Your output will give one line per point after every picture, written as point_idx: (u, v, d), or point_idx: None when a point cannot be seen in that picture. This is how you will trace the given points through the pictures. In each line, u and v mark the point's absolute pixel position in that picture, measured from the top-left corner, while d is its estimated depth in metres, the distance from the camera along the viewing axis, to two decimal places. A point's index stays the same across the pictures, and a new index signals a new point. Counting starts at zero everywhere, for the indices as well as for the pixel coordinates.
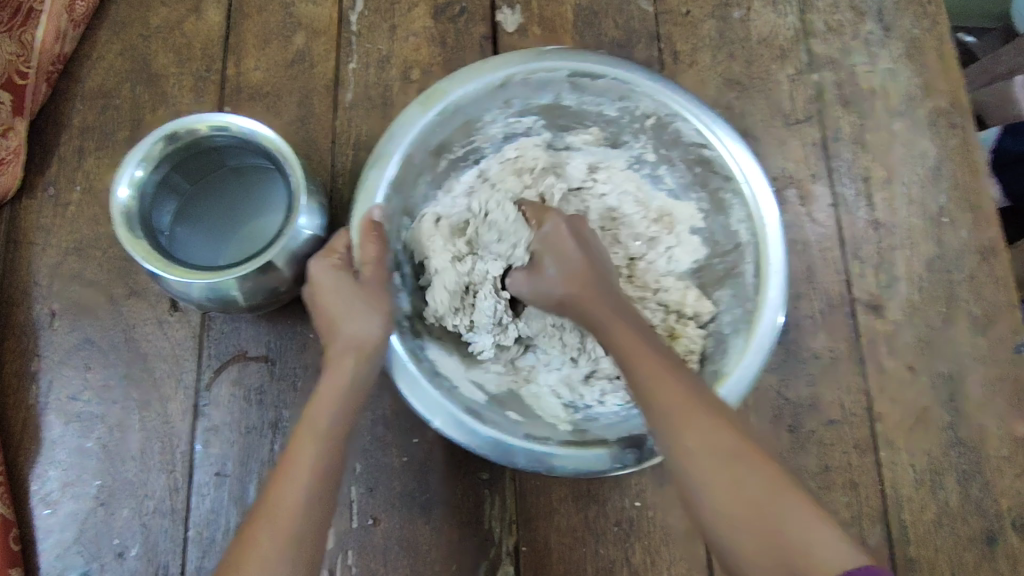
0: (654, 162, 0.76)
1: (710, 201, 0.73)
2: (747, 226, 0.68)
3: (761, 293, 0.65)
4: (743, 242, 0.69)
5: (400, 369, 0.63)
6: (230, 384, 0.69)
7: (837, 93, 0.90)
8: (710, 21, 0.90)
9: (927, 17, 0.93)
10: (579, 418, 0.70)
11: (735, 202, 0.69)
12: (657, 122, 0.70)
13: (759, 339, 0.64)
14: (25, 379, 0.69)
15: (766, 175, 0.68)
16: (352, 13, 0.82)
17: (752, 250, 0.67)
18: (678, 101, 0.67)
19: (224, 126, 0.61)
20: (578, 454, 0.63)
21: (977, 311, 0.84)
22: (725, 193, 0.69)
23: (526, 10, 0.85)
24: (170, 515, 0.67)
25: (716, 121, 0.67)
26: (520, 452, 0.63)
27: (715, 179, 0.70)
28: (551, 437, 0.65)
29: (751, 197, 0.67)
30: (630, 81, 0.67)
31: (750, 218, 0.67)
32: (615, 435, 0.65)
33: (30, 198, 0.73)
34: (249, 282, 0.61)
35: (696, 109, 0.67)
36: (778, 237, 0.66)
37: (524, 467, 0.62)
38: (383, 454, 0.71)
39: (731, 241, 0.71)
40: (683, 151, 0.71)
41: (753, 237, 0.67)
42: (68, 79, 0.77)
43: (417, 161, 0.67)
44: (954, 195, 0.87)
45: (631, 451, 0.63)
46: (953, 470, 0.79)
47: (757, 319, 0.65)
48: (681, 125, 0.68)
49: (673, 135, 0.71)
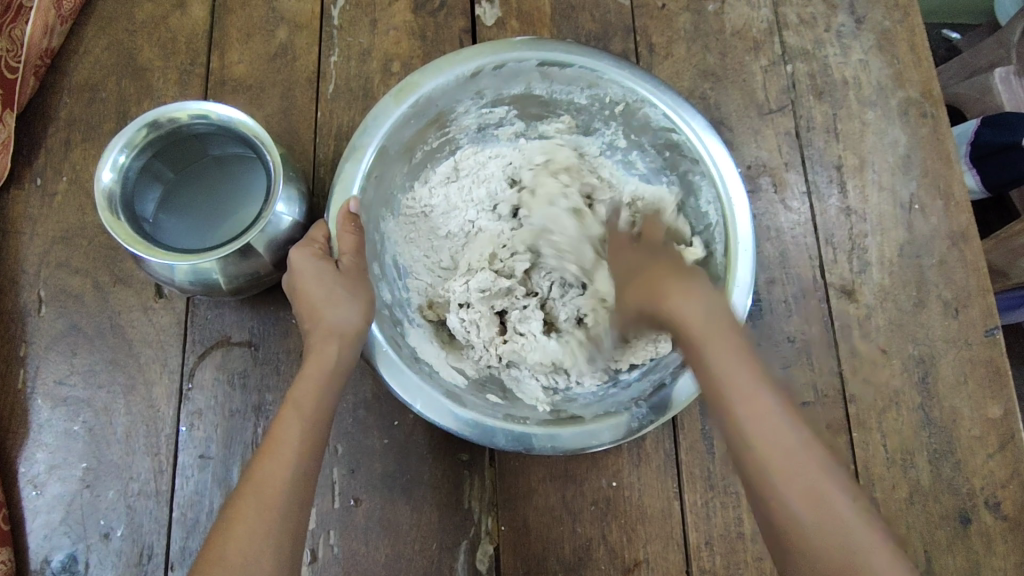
0: (626, 148, 0.78)
1: (680, 184, 0.75)
2: (716, 207, 0.71)
3: (732, 272, 0.68)
4: (712, 222, 0.72)
5: (381, 354, 0.64)
6: (214, 368, 0.71)
7: (810, 83, 0.92)
8: (685, 15, 0.92)
9: (898, 9, 0.95)
10: (558, 399, 0.71)
11: (704, 184, 0.71)
12: (626, 108, 0.73)
13: None
14: (13, 365, 0.71)
15: (733, 158, 0.70)
16: (334, 7, 0.84)
17: (722, 230, 0.70)
18: (645, 87, 0.70)
19: (204, 113, 0.63)
20: (557, 433, 0.65)
21: (949, 294, 0.85)
22: (694, 175, 0.72)
23: (504, 4, 0.87)
24: (155, 496, 0.68)
25: (682, 105, 0.70)
26: (500, 432, 0.64)
27: (684, 162, 0.73)
28: (530, 417, 0.67)
29: (719, 179, 0.69)
30: (597, 69, 0.70)
31: (719, 198, 0.70)
32: (592, 413, 0.67)
33: (18, 188, 0.75)
34: (230, 266, 0.62)
35: (663, 94, 0.70)
36: (747, 218, 0.69)
37: (505, 447, 0.64)
38: (365, 436, 0.73)
39: (702, 221, 0.74)
40: (653, 136, 0.74)
41: (721, 217, 0.70)
42: (55, 73, 0.79)
43: (392, 152, 0.69)
44: (924, 182, 0.88)
45: (608, 429, 0.65)
46: (925, 450, 0.81)
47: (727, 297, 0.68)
48: (649, 111, 0.71)
49: (642, 121, 0.73)
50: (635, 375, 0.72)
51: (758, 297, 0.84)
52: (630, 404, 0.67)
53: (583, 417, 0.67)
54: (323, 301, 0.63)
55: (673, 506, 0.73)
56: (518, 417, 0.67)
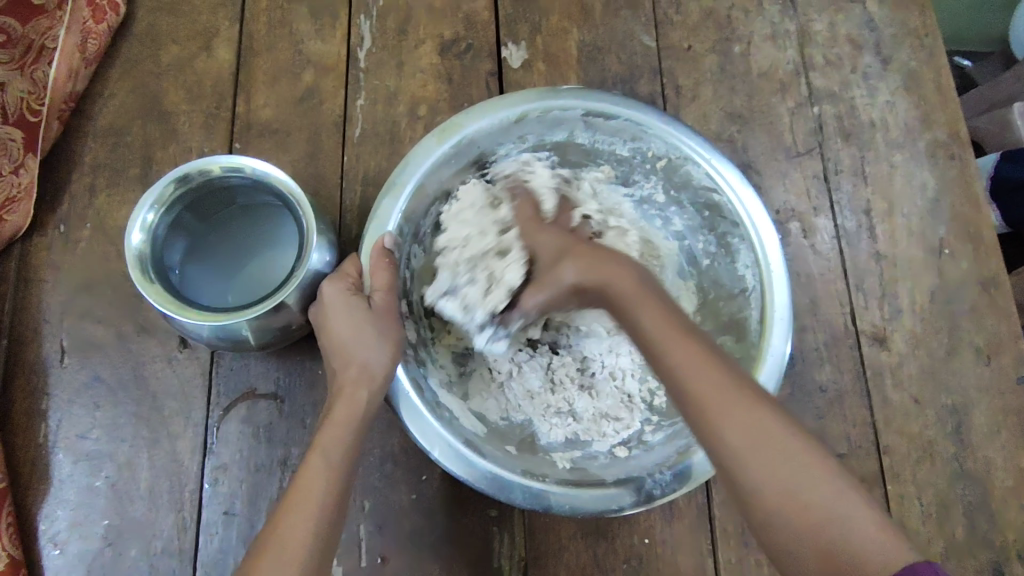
0: (663, 203, 0.77)
1: (717, 244, 0.74)
2: (754, 271, 0.69)
3: (766, 340, 0.66)
4: (749, 286, 0.70)
5: (402, 398, 0.63)
6: (239, 421, 0.70)
7: (837, 125, 0.91)
8: (712, 56, 0.92)
9: (923, 50, 0.94)
10: (579, 457, 0.69)
11: (742, 247, 0.70)
12: (668, 163, 0.72)
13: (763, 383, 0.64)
14: (34, 418, 0.69)
15: (773, 219, 0.69)
16: (360, 50, 0.83)
17: (758, 295, 0.68)
18: (690, 145, 0.69)
19: (237, 167, 0.62)
20: (577, 493, 0.63)
21: (979, 341, 0.84)
22: (733, 237, 0.71)
23: (531, 46, 0.87)
24: (179, 555, 0.66)
25: (725, 164, 0.68)
26: (519, 490, 0.63)
27: (723, 224, 0.72)
28: (550, 475, 0.65)
29: (758, 242, 0.68)
30: (643, 123, 0.69)
31: (758, 263, 0.68)
32: (612, 476, 0.65)
33: (41, 236, 0.74)
34: (260, 322, 0.61)
35: (707, 153, 0.69)
36: (787, 286, 0.67)
37: (522, 505, 0.62)
38: (391, 491, 0.71)
39: (740, 284, 0.72)
40: (692, 193, 0.73)
41: (759, 281, 0.68)
42: (79, 117, 0.78)
43: (429, 193, 0.69)
44: (953, 227, 0.88)
45: (629, 493, 0.63)
46: (959, 502, 0.79)
47: (762, 362, 0.65)
48: (691, 169, 0.70)
49: (683, 177, 0.72)
50: (659, 438, 0.69)
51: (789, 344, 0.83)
52: (653, 468, 0.65)
53: (605, 479, 0.65)
54: (354, 343, 0.62)
55: (706, 563, 0.71)
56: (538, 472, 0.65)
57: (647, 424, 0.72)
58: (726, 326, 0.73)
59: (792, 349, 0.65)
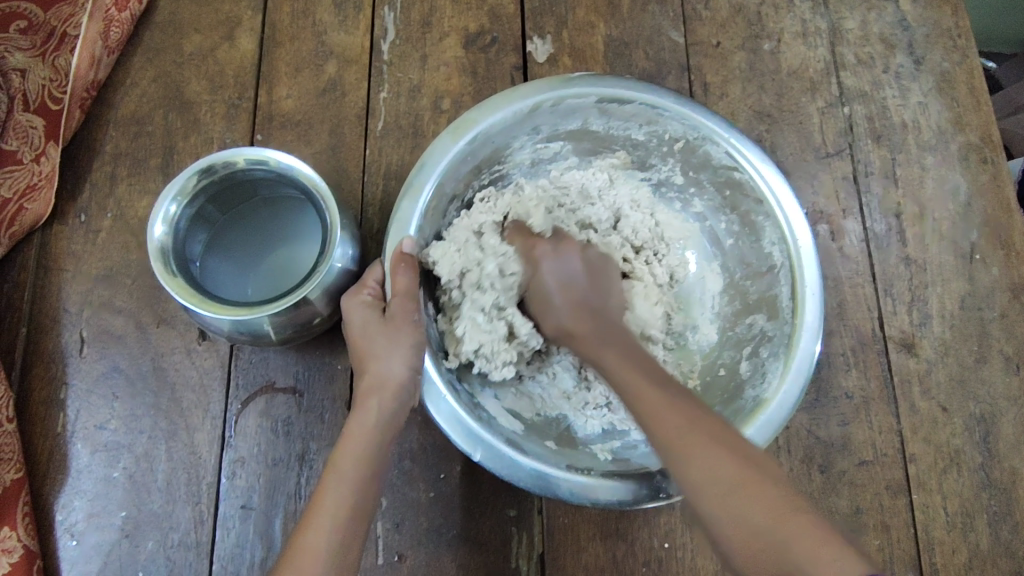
0: (683, 184, 0.75)
1: (739, 222, 0.72)
2: (781, 248, 0.67)
3: (798, 317, 0.64)
4: (777, 263, 0.68)
5: (435, 401, 0.61)
6: (258, 415, 0.69)
7: (868, 126, 0.89)
8: (741, 53, 0.90)
9: (957, 50, 0.92)
10: (618, 446, 0.68)
11: (767, 225, 0.68)
12: (686, 144, 0.70)
13: (799, 362, 0.63)
14: (52, 407, 0.69)
15: (798, 197, 0.67)
16: (384, 42, 0.82)
17: (787, 273, 0.66)
18: (708, 124, 0.66)
19: (262, 159, 0.61)
20: (623, 483, 0.61)
21: (1010, 349, 0.82)
22: (757, 215, 0.69)
23: (557, 40, 0.85)
24: (195, 549, 0.66)
25: (747, 142, 0.66)
26: (563, 483, 0.61)
27: (746, 201, 0.70)
28: (594, 467, 0.63)
29: (784, 219, 0.66)
30: (658, 106, 0.66)
31: (785, 240, 0.66)
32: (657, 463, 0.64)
33: (61, 224, 0.74)
34: (281, 316, 0.60)
35: (727, 131, 0.66)
36: (816, 264, 0.65)
37: (569, 500, 0.60)
38: (410, 488, 0.70)
39: (765, 262, 0.70)
40: (713, 173, 0.71)
41: (787, 258, 0.66)
42: (101, 105, 0.77)
43: (447, 190, 0.67)
44: (985, 231, 0.85)
45: None
46: (985, 513, 0.77)
47: (796, 344, 0.64)
48: (711, 148, 0.68)
49: (702, 156, 0.70)
50: None
51: None
52: None
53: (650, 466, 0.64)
54: (368, 352, 0.62)
55: None
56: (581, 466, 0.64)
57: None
58: (754, 309, 0.71)
59: (822, 345, 0.64)
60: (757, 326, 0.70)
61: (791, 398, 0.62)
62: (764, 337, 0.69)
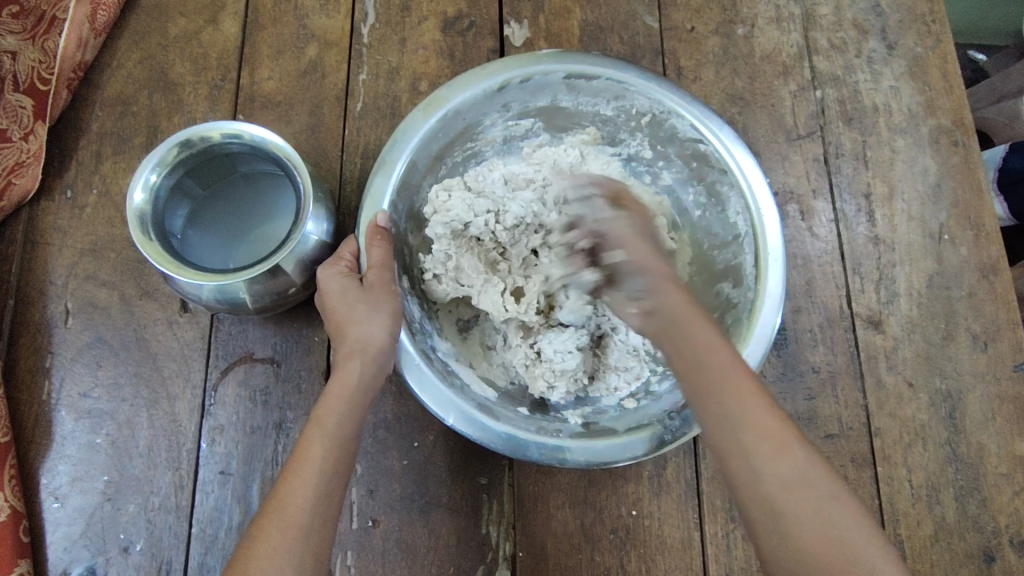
0: (651, 158, 0.77)
1: (706, 194, 0.74)
2: (745, 217, 0.70)
3: (761, 284, 0.66)
4: (741, 233, 0.70)
5: (410, 368, 0.64)
6: (236, 384, 0.71)
7: (840, 110, 0.91)
8: (715, 38, 0.92)
9: (930, 36, 0.94)
10: (589, 412, 0.71)
11: (731, 195, 0.70)
12: (653, 119, 0.72)
13: (760, 328, 0.65)
14: (38, 376, 0.71)
15: (762, 170, 0.69)
16: (364, 26, 0.84)
17: (751, 241, 0.69)
18: (672, 98, 0.69)
19: (238, 133, 0.64)
20: (591, 445, 0.63)
21: (977, 328, 0.83)
22: (721, 186, 0.71)
23: (533, 24, 0.87)
24: (175, 512, 0.68)
25: (711, 116, 0.68)
26: (533, 445, 0.63)
27: (711, 173, 0.72)
28: (563, 430, 0.66)
29: (747, 190, 0.68)
30: (624, 81, 0.68)
31: (748, 209, 0.68)
32: (624, 426, 0.66)
33: (48, 200, 0.76)
34: (256, 284, 0.62)
35: (691, 105, 0.68)
36: (777, 231, 0.67)
37: (538, 460, 0.63)
38: (383, 456, 0.72)
39: (731, 232, 0.72)
40: (679, 146, 0.73)
41: (750, 227, 0.68)
42: (88, 86, 0.80)
43: (419, 166, 0.69)
44: (953, 212, 0.87)
45: (641, 440, 0.64)
46: (950, 486, 0.79)
47: (757, 313, 0.66)
48: (676, 122, 0.70)
49: (669, 131, 0.72)
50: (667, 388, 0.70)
51: (783, 325, 0.84)
52: (663, 415, 0.65)
53: (617, 429, 0.66)
54: (346, 319, 0.63)
55: (693, 537, 0.72)
56: (552, 430, 0.66)
57: (655, 373, 0.72)
58: (720, 278, 0.74)
59: (782, 320, 0.66)
60: (723, 294, 0.72)
61: (752, 362, 0.65)
62: (730, 305, 0.71)
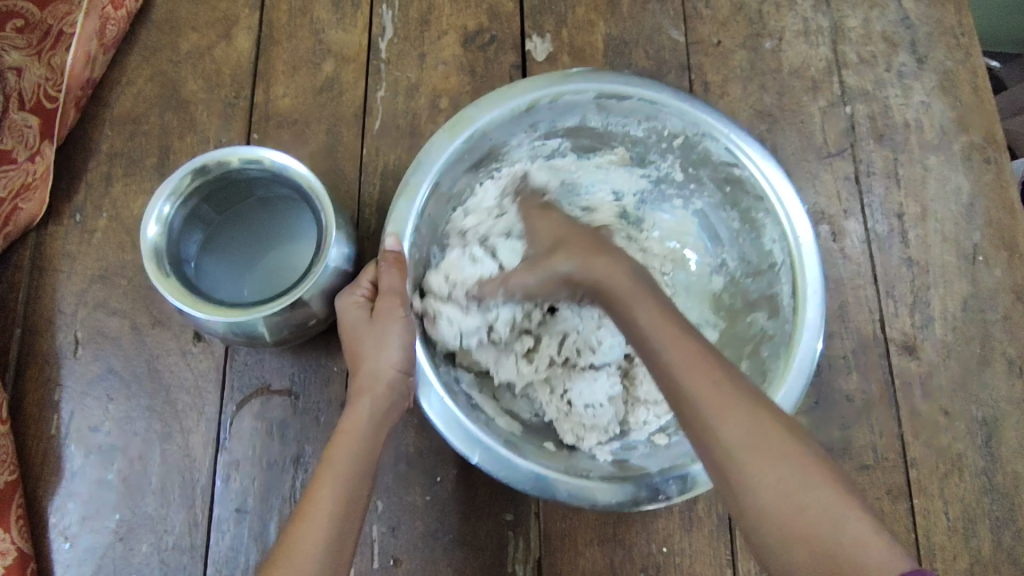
0: (681, 180, 0.75)
1: (740, 219, 0.71)
2: (782, 245, 0.67)
3: (799, 315, 0.63)
4: (777, 261, 0.67)
5: (435, 405, 0.60)
6: (253, 418, 0.68)
7: (870, 126, 0.88)
8: (741, 52, 0.89)
9: (960, 49, 0.91)
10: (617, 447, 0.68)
11: (767, 221, 0.67)
12: (686, 141, 0.69)
13: (799, 361, 0.62)
14: (46, 409, 0.68)
15: (800, 195, 0.66)
16: (381, 40, 0.81)
17: (788, 270, 0.66)
18: (708, 118, 0.66)
19: (257, 159, 0.61)
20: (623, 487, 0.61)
21: (1012, 353, 0.81)
22: (757, 211, 0.68)
23: (556, 38, 0.85)
24: (190, 552, 0.66)
25: (748, 139, 0.65)
26: (562, 485, 0.60)
27: (746, 198, 0.69)
28: (593, 470, 0.63)
29: (785, 217, 0.65)
30: (656, 101, 0.66)
31: (786, 236, 0.65)
32: (657, 465, 0.63)
33: (56, 224, 0.73)
34: (276, 317, 0.59)
35: (727, 127, 0.66)
36: (816, 260, 0.64)
37: (568, 502, 0.60)
38: (406, 492, 0.70)
39: (766, 259, 0.69)
40: (712, 169, 0.70)
41: (788, 255, 0.66)
42: (97, 104, 0.77)
43: (443, 189, 0.66)
44: (987, 233, 0.84)
45: (675, 482, 0.61)
46: (987, 518, 0.77)
47: (796, 343, 0.63)
48: (711, 144, 0.67)
49: (702, 153, 0.69)
50: None
51: None
52: None
53: (648, 468, 0.63)
54: (361, 353, 0.61)
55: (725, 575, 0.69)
56: (581, 469, 0.63)
57: None
58: (754, 306, 0.71)
59: (822, 347, 0.63)
60: (757, 323, 0.70)
61: (792, 397, 0.62)
62: (765, 336, 0.68)
